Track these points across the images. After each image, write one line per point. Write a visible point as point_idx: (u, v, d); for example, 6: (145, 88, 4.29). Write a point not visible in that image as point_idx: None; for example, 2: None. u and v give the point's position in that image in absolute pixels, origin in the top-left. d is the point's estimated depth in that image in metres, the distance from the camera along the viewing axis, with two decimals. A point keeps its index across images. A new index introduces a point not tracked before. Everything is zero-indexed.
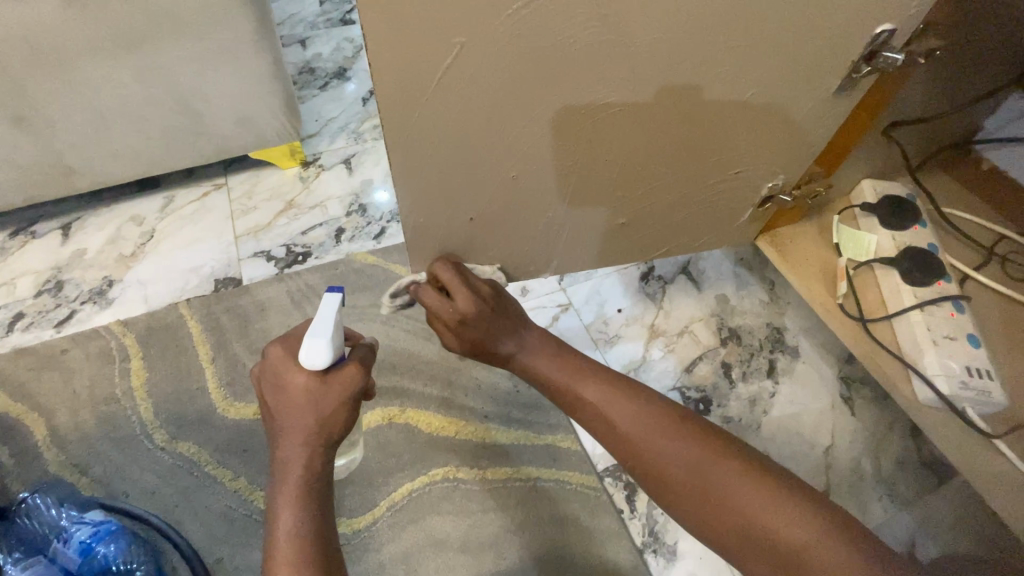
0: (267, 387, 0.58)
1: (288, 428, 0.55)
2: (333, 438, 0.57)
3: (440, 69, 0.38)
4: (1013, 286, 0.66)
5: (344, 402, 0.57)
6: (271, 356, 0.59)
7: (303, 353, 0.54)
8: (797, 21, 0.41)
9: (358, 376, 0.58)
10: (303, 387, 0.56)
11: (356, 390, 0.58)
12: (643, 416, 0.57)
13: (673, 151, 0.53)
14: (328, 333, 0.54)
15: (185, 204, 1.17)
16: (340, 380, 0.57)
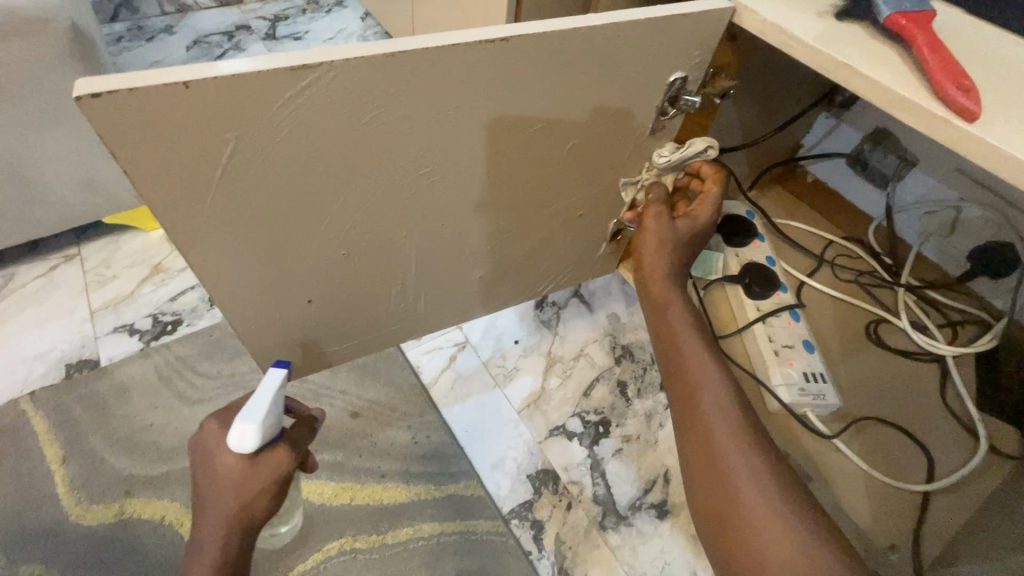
0: (198, 458, 0.49)
1: (211, 508, 0.48)
2: (255, 521, 0.50)
3: (217, 167, 0.34)
4: (842, 288, 0.73)
5: (271, 485, 0.50)
6: (207, 428, 0.50)
7: (231, 438, 0.43)
8: (590, 79, 0.43)
9: (291, 459, 0.50)
10: (227, 469, 0.47)
11: (286, 475, 0.50)
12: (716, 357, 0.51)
13: (511, 205, 0.52)
14: (265, 412, 0.44)
15: (27, 282, 1.04)
16: (270, 464, 0.49)
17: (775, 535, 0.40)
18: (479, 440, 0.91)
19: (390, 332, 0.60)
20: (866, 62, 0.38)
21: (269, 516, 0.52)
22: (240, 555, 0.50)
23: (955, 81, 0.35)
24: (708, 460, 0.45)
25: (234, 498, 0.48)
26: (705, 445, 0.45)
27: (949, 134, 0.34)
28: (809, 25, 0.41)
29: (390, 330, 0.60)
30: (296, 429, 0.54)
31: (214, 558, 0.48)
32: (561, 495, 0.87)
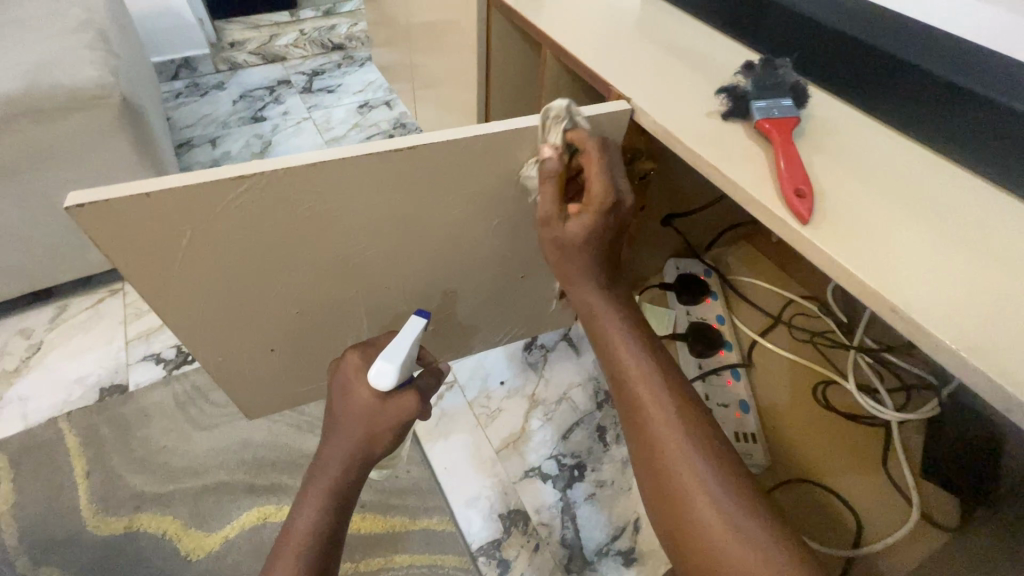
0: (336, 390, 0.54)
1: (337, 435, 0.53)
2: (374, 457, 0.54)
3: (180, 250, 0.43)
4: (796, 347, 0.74)
5: (397, 426, 0.53)
6: (349, 360, 0.55)
7: (371, 373, 0.51)
8: (502, 170, 0.50)
9: (415, 406, 0.53)
10: (360, 405, 0.52)
11: (407, 420, 0.54)
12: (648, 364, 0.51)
13: (453, 271, 0.59)
14: (399, 356, 0.51)
15: (76, 313, 1.18)
16: (397, 407, 0.52)
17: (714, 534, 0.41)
18: (456, 476, 0.96)
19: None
20: (732, 160, 0.44)
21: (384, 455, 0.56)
22: (357, 480, 0.54)
23: (794, 186, 0.40)
24: (654, 461, 0.46)
25: (361, 431, 0.52)
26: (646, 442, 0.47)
27: (790, 232, 0.39)
28: (690, 127, 0.47)
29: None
30: (424, 377, 0.59)
31: (336, 478, 0.53)
32: (529, 536, 0.90)
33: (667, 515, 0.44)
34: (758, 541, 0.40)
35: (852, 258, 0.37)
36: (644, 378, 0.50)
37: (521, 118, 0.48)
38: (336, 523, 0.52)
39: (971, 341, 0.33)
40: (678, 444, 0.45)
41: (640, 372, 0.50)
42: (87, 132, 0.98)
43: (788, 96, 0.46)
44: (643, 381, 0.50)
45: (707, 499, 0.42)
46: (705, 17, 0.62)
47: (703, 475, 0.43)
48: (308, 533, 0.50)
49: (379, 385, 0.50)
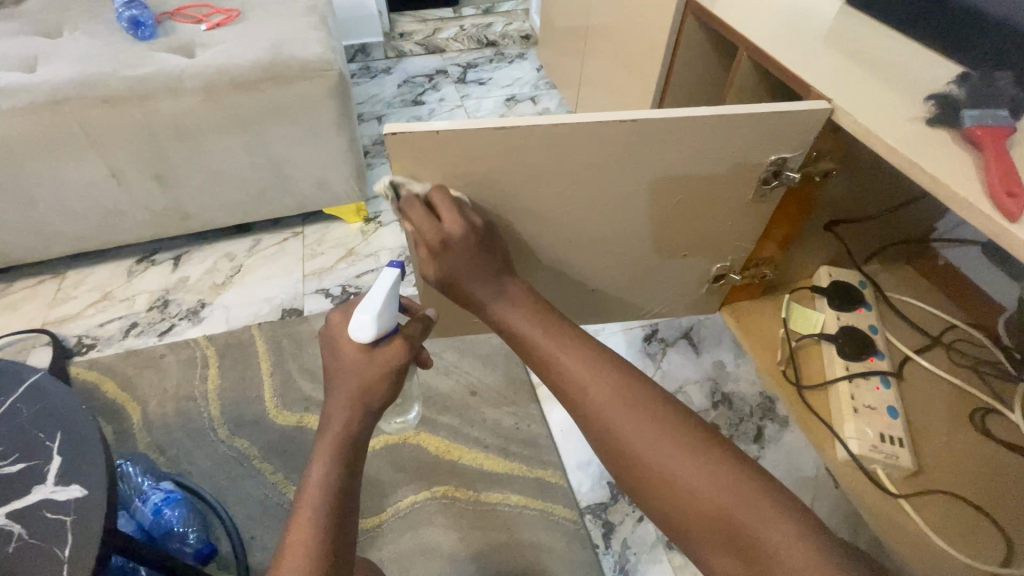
0: (327, 353, 0.60)
1: (338, 387, 0.58)
2: (375, 405, 0.58)
3: (438, 179, 0.56)
4: (953, 371, 0.73)
5: (389, 371, 0.58)
6: (333, 324, 0.61)
7: (351, 326, 0.56)
8: (700, 152, 0.57)
9: (402, 351, 0.59)
10: (353, 356, 0.57)
11: (398, 366, 0.59)
12: (598, 380, 0.51)
13: (628, 239, 0.67)
14: (374, 309, 0.56)
15: (268, 246, 1.43)
16: (386, 352, 0.58)
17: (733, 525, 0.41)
18: (570, 439, 1.04)
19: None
20: (936, 161, 0.47)
21: (385, 404, 0.60)
22: (363, 433, 0.57)
23: (1005, 187, 0.43)
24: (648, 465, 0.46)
25: (359, 378, 0.57)
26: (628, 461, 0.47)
27: (995, 228, 0.42)
28: (895, 128, 0.51)
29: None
30: (411, 326, 0.61)
31: (342, 430, 0.56)
32: (634, 507, 0.95)
33: (671, 517, 0.45)
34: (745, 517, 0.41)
35: None
36: (598, 390, 0.50)
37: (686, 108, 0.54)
38: (348, 470, 0.54)
39: None
40: (654, 435, 0.47)
41: (593, 385, 0.51)
42: (310, 97, 1.19)
43: (1006, 107, 0.48)
44: (598, 392, 0.50)
45: (692, 490, 0.44)
46: (909, 31, 0.64)
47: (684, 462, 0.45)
48: (319, 485, 0.52)
49: (359, 342, 0.56)
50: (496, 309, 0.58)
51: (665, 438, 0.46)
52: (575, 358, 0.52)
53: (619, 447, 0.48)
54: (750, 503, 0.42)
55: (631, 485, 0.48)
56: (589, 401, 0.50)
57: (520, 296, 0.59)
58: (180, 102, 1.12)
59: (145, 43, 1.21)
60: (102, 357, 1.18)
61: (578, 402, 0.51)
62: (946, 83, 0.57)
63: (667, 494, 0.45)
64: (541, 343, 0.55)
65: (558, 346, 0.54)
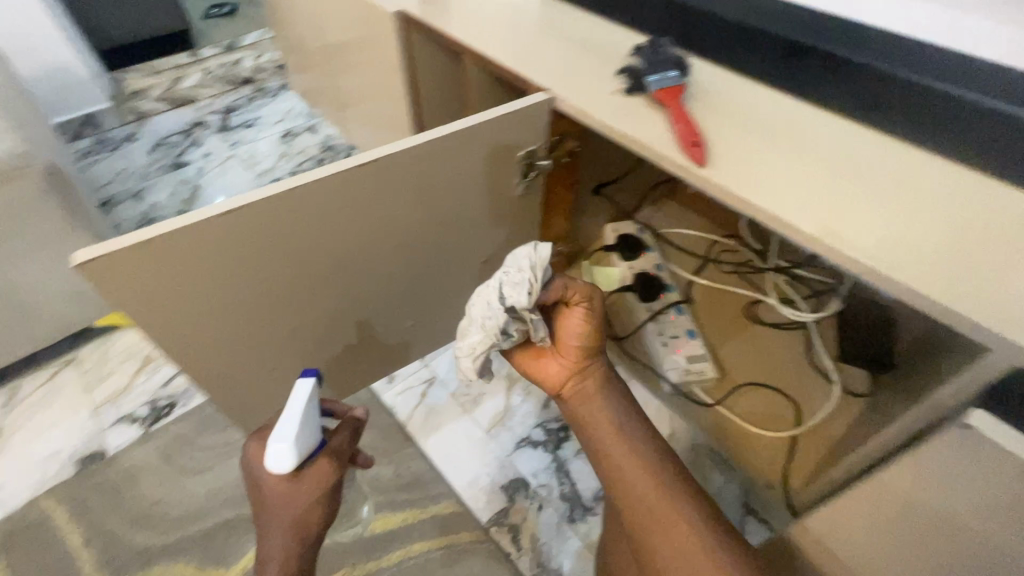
0: (247, 485, 0.54)
1: (268, 526, 0.53)
2: (314, 531, 0.54)
3: (175, 285, 0.50)
4: (726, 280, 0.85)
5: (322, 496, 0.53)
6: (250, 452, 0.55)
7: (268, 460, 0.48)
8: (445, 171, 0.58)
9: (331, 470, 0.54)
10: (274, 491, 0.51)
11: (331, 485, 0.54)
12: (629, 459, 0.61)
13: (420, 264, 0.67)
14: (295, 432, 0.49)
15: (32, 391, 1.14)
16: (313, 478, 0.52)
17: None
18: (454, 462, 1.03)
19: (339, 373, 0.73)
20: (636, 128, 0.54)
21: (326, 524, 0.56)
22: (307, 556, 0.54)
23: (689, 139, 0.50)
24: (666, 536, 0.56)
25: (288, 516, 0.52)
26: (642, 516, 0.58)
27: (691, 175, 0.49)
28: (602, 105, 0.57)
29: (340, 371, 0.72)
30: (337, 437, 0.58)
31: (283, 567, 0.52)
32: (532, 499, 0.98)
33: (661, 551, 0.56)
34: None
35: (739, 186, 0.48)
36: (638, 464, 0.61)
37: (412, 137, 0.54)
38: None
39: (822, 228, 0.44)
40: (686, 529, 0.56)
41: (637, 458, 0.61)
42: (16, 204, 0.96)
43: (675, 67, 0.56)
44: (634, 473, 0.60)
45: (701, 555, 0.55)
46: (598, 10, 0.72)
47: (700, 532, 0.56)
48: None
49: (282, 469, 0.48)
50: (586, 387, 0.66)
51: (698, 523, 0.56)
52: (621, 444, 0.62)
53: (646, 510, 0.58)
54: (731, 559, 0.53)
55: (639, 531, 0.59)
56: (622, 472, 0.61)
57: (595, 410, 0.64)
58: None
59: None
60: None
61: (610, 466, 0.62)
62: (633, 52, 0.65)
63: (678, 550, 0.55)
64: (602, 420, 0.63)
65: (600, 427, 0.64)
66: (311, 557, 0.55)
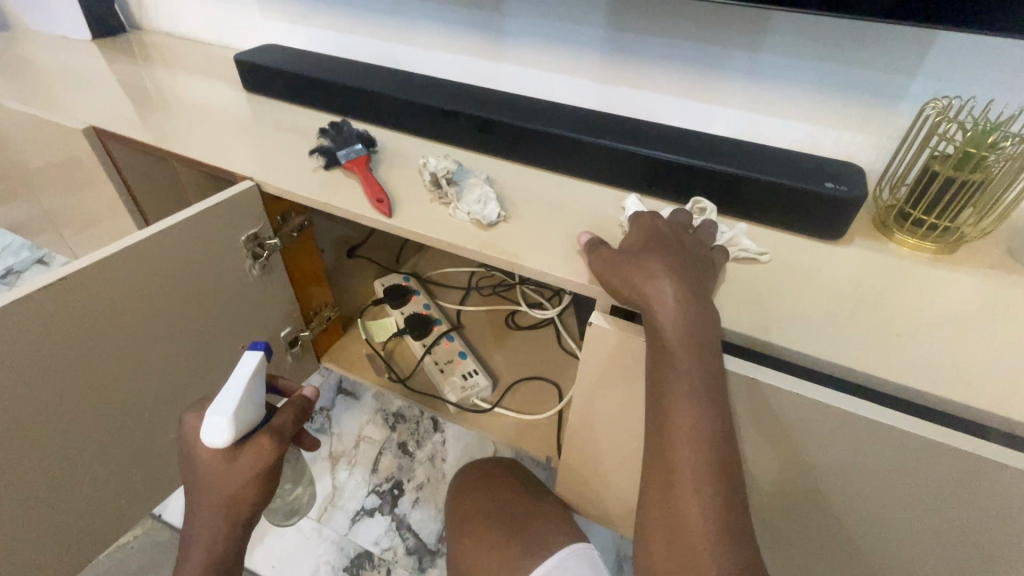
0: (188, 457, 0.54)
1: (203, 504, 0.53)
2: (248, 511, 0.54)
3: None
4: (487, 301, 0.99)
5: (259, 476, 0.53)
6: (191, 423, 0.54)
7: (204, 434, 0.46)
8: (166, 268, 0.59)
9: (273, 449, 0.53)
10: (210, 468, 0.51)
11: (272, 464, 0.53)
12: (682, 388, 0.44)
13: (168, 367, 0.65)
14: (233, 405, 0.47)
15: None
16: (252, 456, 0.52)
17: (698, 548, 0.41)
18: (287, 567, 0.97)
19: (100, 518, 0.65)
20: (334, 195, 0.62)
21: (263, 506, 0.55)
22: (238, 537, 0.55)
23: (376, 197, 0.60)
24: (662, 461, 0.44)
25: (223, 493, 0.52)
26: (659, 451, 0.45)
27: (384, 225, 0.59)
28: (304, 182, 0.64)
29: (100, 514, 0.65)
30: (282, 414, 0.55)
31: (212, 547, 0.54)
32: (379, 567, 0.97)
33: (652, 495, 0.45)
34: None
35: (420, 225, 0.59)
36: (691, 443, 0.43)
37: (113, 244, 0.54)
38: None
39: (486, 241, 0.57)
40: (700, 475, 0.43)
41: (696, 433, 0.43)
42: None
43: (358, 142, 0.67)
44: (682, 449, 0.43)
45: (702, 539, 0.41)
46: (299, 102, 0.81)
47: (706, 518, 0.42)
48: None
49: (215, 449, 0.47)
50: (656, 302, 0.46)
51: (715, 471, 0.43)
52: (685, 360, 0.45)
53: (666, 480, 0.44)
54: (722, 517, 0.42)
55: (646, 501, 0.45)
56: (672, 398, 0.45)
57: (700, 329, 0.46)
58: None
59: None
60: None
61: (660, 423, 0.45)
62: None
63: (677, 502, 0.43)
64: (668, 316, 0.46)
65: (685, 370, 0.45)
66: (244, 536, 0.56)
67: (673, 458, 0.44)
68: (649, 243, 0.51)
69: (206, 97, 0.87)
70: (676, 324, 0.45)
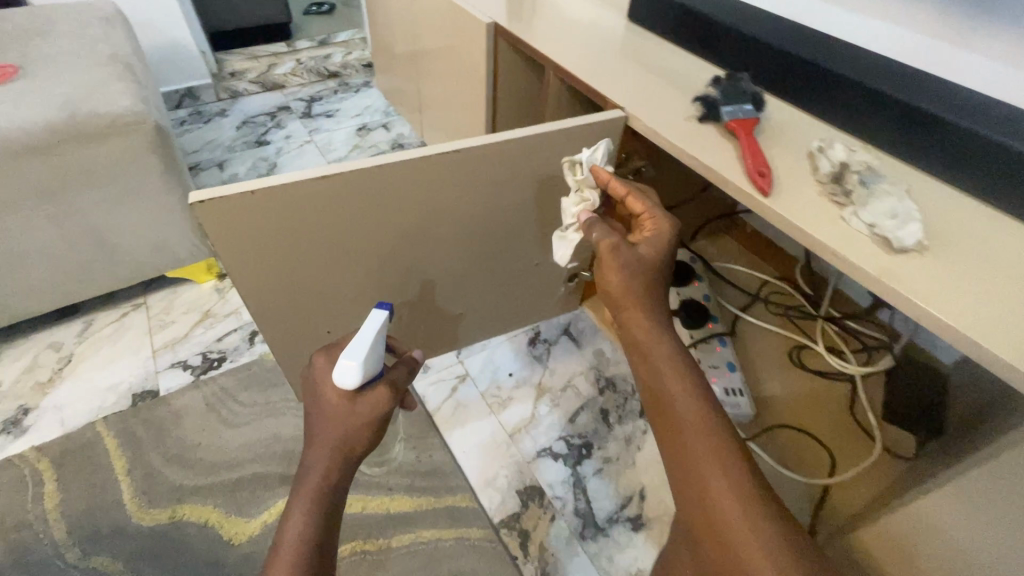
0: (312, 394, 0.62)
1: (321, 435, 0.59)
2: (358, 450, 0.60)
3: (267, 237, 0.55)
4: (773, 320, 0.85)
5: (374, 418, 0.61)
6: (317, 365, 0.64)
7: (336, 374, 0.57)
8: (522, 169, 0.63)
9: (387, 397, 0.62)
10: (338, 401, 0.60)
11: (384, 411, 0.62)
12: (689, 406, 0.51)
13: (479, 256, 0.71)
14: (361, 356, 0.58)
15: (103, 326, 1.24)
16: (373, 397, 0.61)
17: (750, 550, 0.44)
18: (474, 459, 1.04)
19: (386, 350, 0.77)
20: (705, 151, 0.56)
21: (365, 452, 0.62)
22: (344, 475, 0.60)
23: (757, 169, 0.52)
24: (689, 484, 0.49)
25: (344, 425, 0.59)
26: (688, 471, 0.49)
27: (754, 201, 0.51)
28: (675, 127, 0.59)
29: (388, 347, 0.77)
30: (396, 370, 0.66)
31: (323, 477, 0.58)
32: (546, 508, 0.98)
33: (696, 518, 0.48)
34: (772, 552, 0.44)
35: (800, 218, 0.49)
36: (712, 454, 0.49)
37: (497, 134, 0.59)
38: (326, 523, 0.56)
39: (883, 267, 0.45)
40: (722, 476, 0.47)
41: (715, 444, 0.49)
42: (122, 155, 1.07)
43: (750, 102, 0.58)
44: (705, 461, 0.49)
45: (744, 523, 0.45)
46: (683, 42, 0.75)
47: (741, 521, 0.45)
48: (297, 541, 0.53)
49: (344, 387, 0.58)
50: (636, 325, 0.57)
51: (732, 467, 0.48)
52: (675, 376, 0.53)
53: (702, 494, 0.48)
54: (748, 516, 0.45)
55: (687, 518, 0.49)
56: (679, 415, 0.51)
57: (667, 330, 0.57)
58: None
59: None
60: None
61: (679, 435, 0.51)
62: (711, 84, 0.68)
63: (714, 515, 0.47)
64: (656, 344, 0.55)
65: (675, 374, 0.53)
66: (348, 478, 0.60)
67: (701, 475, 0.48)
68: (637, 268, 0.57)
69: (590, 16, 0.87)
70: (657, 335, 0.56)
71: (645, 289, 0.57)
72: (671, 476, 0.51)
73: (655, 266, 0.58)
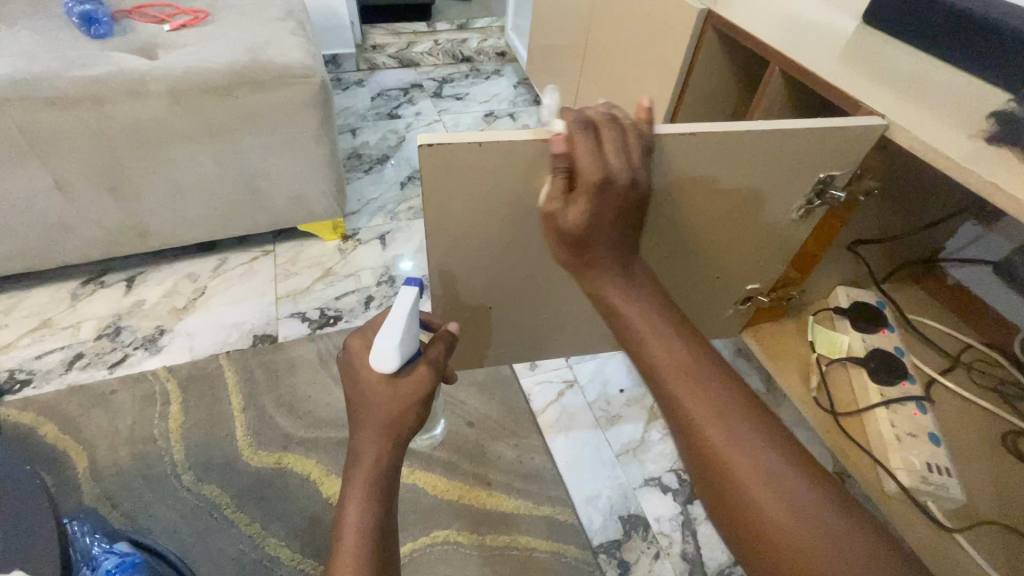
0: (346, 381, 0.56)
1: (364, 421, 0.54)
2: (405, 433, 0.55)
3: (470, 196, 0.51)
4: (978, 392, 0.72)
5: (415, 400, 0.55)
6: (350, 351, 0.57)
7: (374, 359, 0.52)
8: (749, 169, 0.55)
9: (428, 379, 0.55)
10: (378, 386, 0.53)
11: (426, 393, 0.55)
12: (684, 381, 0.46)
13: (664, 258, 0.65)
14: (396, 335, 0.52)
15: (236, 266, 1.30)
16: (412, 380, 0.54)
17: (790, 530, 0.39)
18: (577, 471, 0.98)
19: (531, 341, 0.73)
20: (1011, 181, 0.46)
21: (413, 433, 0.57)
22: (396, 461, 0.55)
23: None
24: (706, 470, 0.44)
25: (386, 411, 0.53)
26: (701, 456, 0.44)
27: None
28: (961, 147, 0.50)
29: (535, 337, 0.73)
30: (435, 347, 0.57)
31: (372, 465, 0.53)
32: (650, 543, 0.90)
33: (721, 507, 0.43)
34: (812, 499, 0.40)
35: None
36: (717, 428, 0.43)
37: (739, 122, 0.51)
38: (383, 508, 0.52)
39: None
40: (736, 451, 0.42)
41: (721, 415, 0.44)
42: (288, 105, 1.10)
43: None
44: (712, 438, 0.43)
45: (766, 477, 0.41)
46: (940, 52, 0.64)
47: (775, 498, 0.40)
48: (360, 529, 0.50)
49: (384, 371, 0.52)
50: (604, 287, 0.52)
51: (748, 433, 0.43)
52: (660, 349, 0.48)
53: (721, 477, 0.42)
54: (782, 489, 0.40)
55: (702, 485, 0.45)
56: (676, 393, 0.46)
57: (645, 280, 0.52)
58: (142, 105, 1.01)
59: (98, 42, 1.11)
60: (40, 396, 1.03)
61: (670, 389, 0.47)
62: (986, 104, 0.57)
63: (737, 500, 0.41)
64: (637, 316, 0.50)
65: (654, 331, 0.49)
66: (399, 462, 0.55)
67: (713, 454, 0.43)
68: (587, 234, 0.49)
69: (811, 13, 0.77)
70: (625, 293, 0.51)
71: (615, 241, 0.50)
72: (684, 453, 0.46)
73: (616, 201, 0.46)
